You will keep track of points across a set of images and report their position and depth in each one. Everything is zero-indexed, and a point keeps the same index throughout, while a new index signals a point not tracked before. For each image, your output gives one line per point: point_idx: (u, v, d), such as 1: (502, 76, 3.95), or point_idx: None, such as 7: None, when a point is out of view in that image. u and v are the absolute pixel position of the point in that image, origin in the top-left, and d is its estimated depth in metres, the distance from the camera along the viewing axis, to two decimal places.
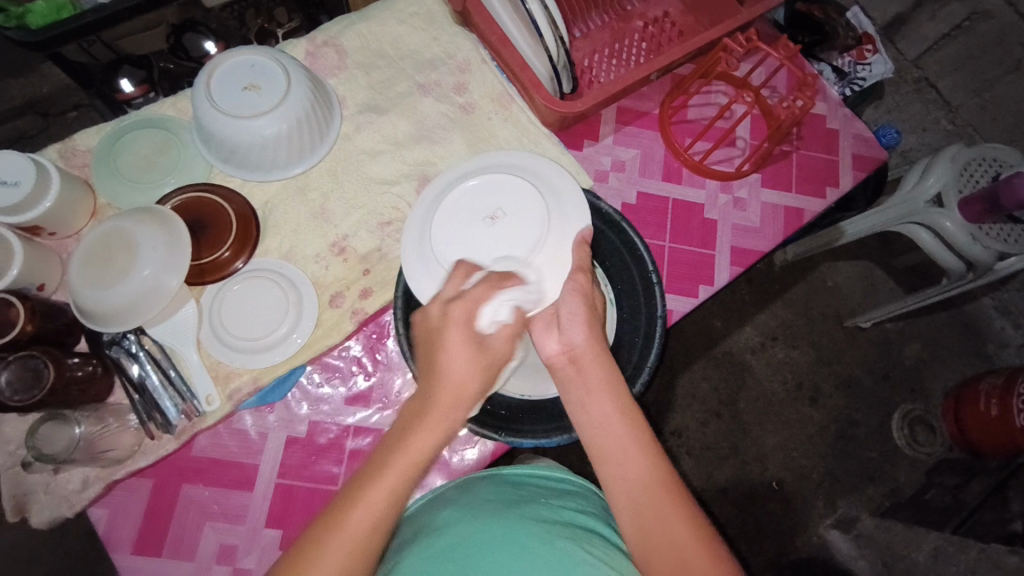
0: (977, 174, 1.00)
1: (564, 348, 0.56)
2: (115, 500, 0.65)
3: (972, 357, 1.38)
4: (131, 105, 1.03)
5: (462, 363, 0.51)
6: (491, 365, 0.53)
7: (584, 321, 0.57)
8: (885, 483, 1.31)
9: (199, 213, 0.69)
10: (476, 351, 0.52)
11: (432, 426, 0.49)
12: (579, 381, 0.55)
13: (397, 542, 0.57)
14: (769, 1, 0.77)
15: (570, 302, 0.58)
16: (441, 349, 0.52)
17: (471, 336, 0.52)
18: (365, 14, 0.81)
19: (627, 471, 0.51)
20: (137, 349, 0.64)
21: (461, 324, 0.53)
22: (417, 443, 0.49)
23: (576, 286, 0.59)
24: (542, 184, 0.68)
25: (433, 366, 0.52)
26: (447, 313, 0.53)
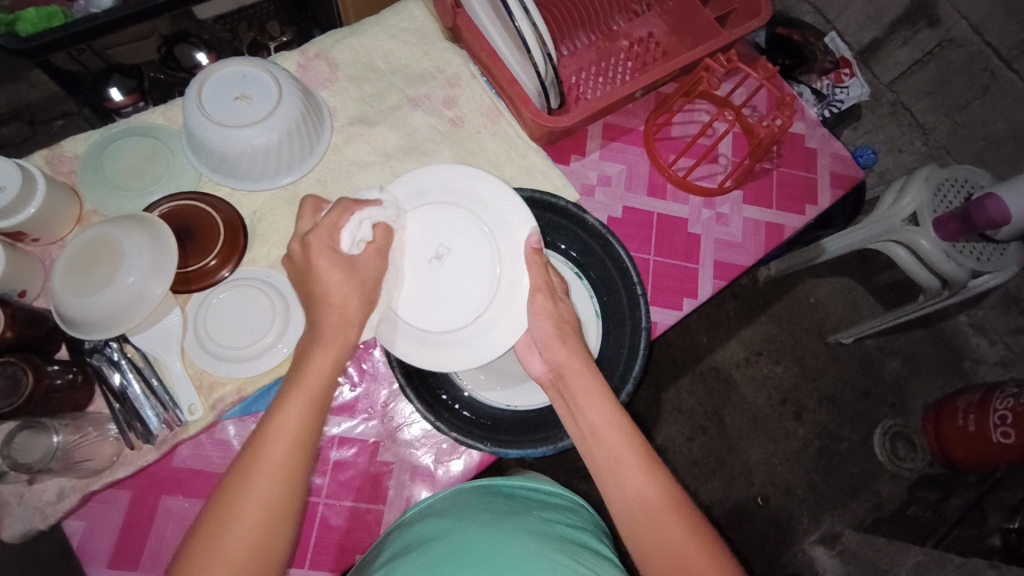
0: (951, 195, 1.03)
1: (549, 367, 0.61)
2: (92, 512, 0.64)
3: (949, 373, 1.41)
4: (122, 113, 1.05)
5: (346, 292, 0.56)
6: (364, 280, 0.58)
7: (568, 339, 0.60)
8: (867, 498, 1.32)
9: (185, 221, 0.69)
10: (351, 273, 0.57)
11: (325, 350, 0.54)
12: (568, 390, 0.58)
13: (386, 553, 0.56)
14: (749, 25, 0.80)
15: (538, 323, 0.62)
16: (318, 279, 0.56)
17: (336, 254, 0.56)
18: (357, 29, 0.83)
19: (631, 488, 0.52)
20: (120, 357, 0.63)
21: (324, 245, 0.56)
22: (318, 364, 0.53)
23: (538, 307, 0.62)
24: (481, 206, 0.67)
25: (314, 297, 0.56)
26: (309, 248, 0.56)
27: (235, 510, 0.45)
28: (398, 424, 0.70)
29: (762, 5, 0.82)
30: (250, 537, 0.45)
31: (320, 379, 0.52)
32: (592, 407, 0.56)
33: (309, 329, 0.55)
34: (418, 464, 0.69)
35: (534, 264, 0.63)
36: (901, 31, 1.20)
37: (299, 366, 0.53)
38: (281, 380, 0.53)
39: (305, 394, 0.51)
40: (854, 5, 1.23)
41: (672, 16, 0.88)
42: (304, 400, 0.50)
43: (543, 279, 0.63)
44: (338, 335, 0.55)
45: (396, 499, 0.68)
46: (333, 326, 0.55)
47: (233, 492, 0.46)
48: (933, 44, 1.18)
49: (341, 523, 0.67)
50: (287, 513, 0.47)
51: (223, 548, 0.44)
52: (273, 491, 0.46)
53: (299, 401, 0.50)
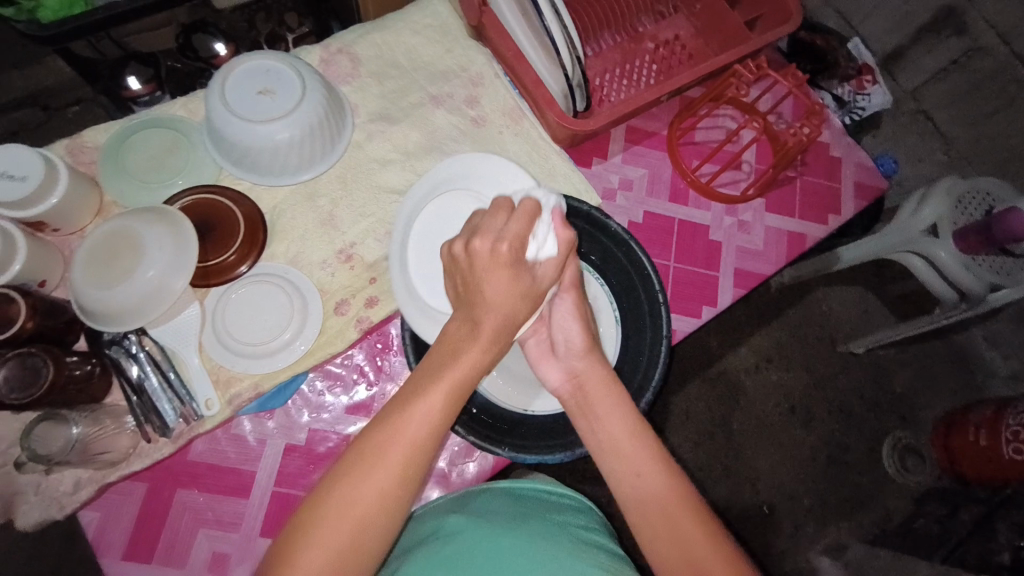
0: (972, 207, 1.01)
1: (568, 376, 0.58)
2: (107, 503, 0.64)
3: (961, 386, 1.40)
4: (138, 102, 1.03)
5: (510, 296, 0.47)
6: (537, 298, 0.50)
7: (582, 348, 0.58)
8: (875, 509, 1.32)
9: (205, 215, 0.68)
10: (512, 276, 0.47)
11: (438, 393, 0.46)
12: (593, 418, 0.55)
13: (401, 550, 0.57)
14: (778, 31, 0.79)
15: (568, 328, 0.58)
16: (480, 285, 0.47)
17: (497, 266, 0.47)
18: (380, 24, 0.82)
19: (670, 526, 0.49)
20: (138, 350, 0.63)
21: (488, 253, 0.47)
22: (466, 365, 0.47)
23: (567, 308, 0.59)
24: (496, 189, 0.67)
25: (480, 300, 0.47)
26: (496, 254, 0.47)
27: (369, 462, 0.44)
28: None
29: (794, 11, 0.80)
30: (367, 514, 0.44)
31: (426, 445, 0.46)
32: (622, 441, 0.53)
33: (425, 377, 0.47)
34: (432, 466, 0.69)
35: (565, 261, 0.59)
36: (926, 38, 1.13)
37: (394, 412, 0.46)
38: (374, 424, 0.46)
39: (477, 359, 0.47)
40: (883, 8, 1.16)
41: (699, 19, 0.87)
42: (449, 391, 0.46)
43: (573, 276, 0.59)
44: (501, 330, 0.48)
45: (409, 499, 0.68)
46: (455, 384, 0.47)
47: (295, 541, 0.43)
48: (958, 53, 1.10)
49: None
50: (403, 491, 0.45)
51: (335, 512, 0.44)
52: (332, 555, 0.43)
53: (469, 363, 0.47)
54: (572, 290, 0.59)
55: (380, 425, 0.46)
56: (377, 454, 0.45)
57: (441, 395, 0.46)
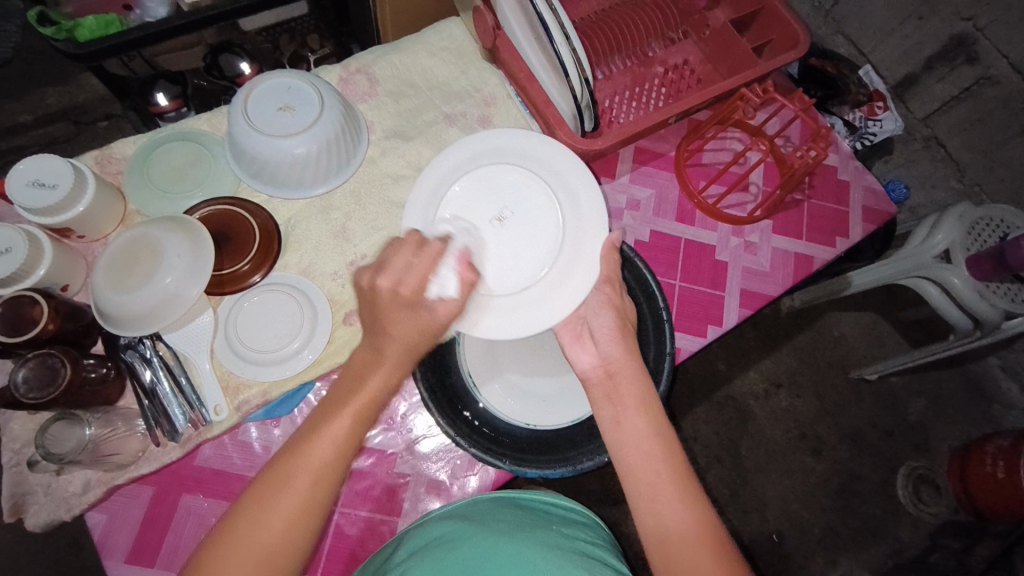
0: (985, 234, 1.01)
1: (600, 363, 0.58)
2: (113, 506, 0.65)
3: (977, 417, 1.36)
4: (163, 118, 1.07)
5: (407, 334, 0.49)
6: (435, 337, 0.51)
7: (615, 336, 0.59)
8: (889, 542, 1.28)
9: (223, 225, 0.71)
10: (413, 316, 0.49)
11: (317, 446, 0.47)
12: (622, 414, 0.54)
13: (403, 554, 0.56)
14: (786, 56, 0.80)
15: (601, 317, 0.61)
16: (385, 326, 0.49)
17: (398, 308, 0.49)
18: (398, 46, 0.85)
19: (684, 550, 0.48)
20: (152, 354, 0.65)
21: (392, 295, 0.49)
22: (374, 385, 0.49)
23: (603, 298, 0.62)
24: (553, 176, 0.69)
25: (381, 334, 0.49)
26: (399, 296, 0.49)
27: (279, 484, 0.46)
28: (415, 436, 0.70)
29: (802, 36, 0.82)
30: (277, 537, 0.45)
31: (287, 534, 0.45)
32: (645, 450, 0.52)
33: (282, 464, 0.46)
34: (434, 478, 0.69)
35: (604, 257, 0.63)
36: (937, 68, 1.12)
37: (305, 436, 0.47)
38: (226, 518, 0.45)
39: (382, 381, 0.49)
40: (890, 39, 1.15)
41: (709, 44, 0.89)
42: (357, 412, 0.48)
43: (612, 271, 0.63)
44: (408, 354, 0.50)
45: (410, 512, 0.68)
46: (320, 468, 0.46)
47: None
48: (970, 82, 1.09)
49: (354, 532, 0.67)
50: (314, 514, 0.46)
51: (243, 538, 0.44)
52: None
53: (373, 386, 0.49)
54: (611, 283, 0.63)
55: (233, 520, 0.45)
56: (287, 475, 0.46)
57: (351, 409, 0.48)
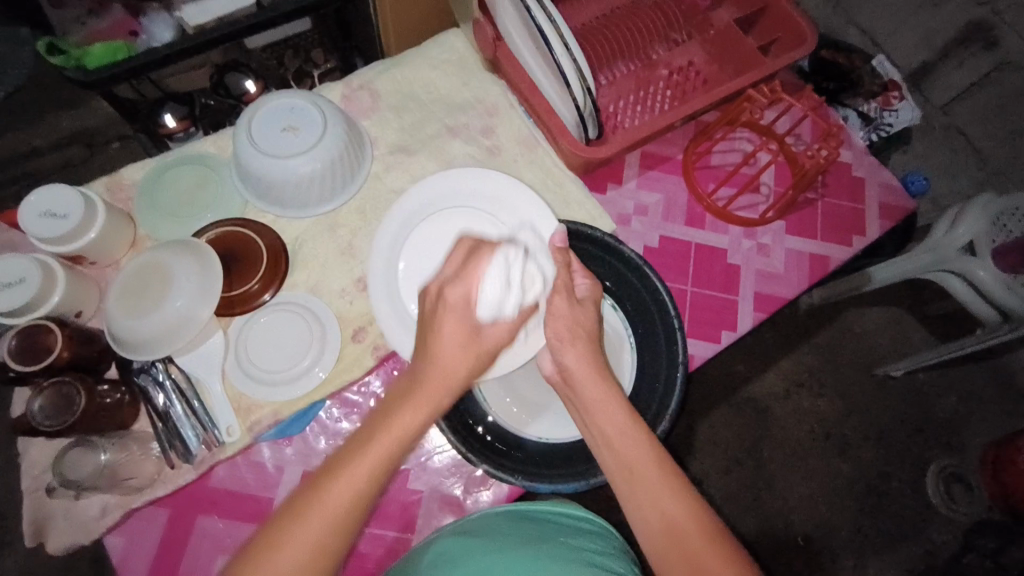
0: (1011, 224, 0.96)
1: (558, 369, 0.57)
2: (132, 528, 0.65)
3: (1010, 413, 1.31)
4: (174, 138, 1.10)
5: (456, 354, 0.51)
6: (481, 352, 0.53)
7: (579, 339, 0.57)
8: (921, 544, 1.24)
9: (231, 246, 0.71)
10: (471, 339, 0.52)
11: (393, 425, 0.47)
12: (587, 412, 0.54)
13: (415, 565, 0.57)
14: (794, 54, 0.79)
15: (553, 328, 0.58)
16: (435, 333, 0.51)
17: (463, 319, 0.52)
18: (399, 60, 0.85)
19: (678, 544, 0.47)
20: (164, 378, 0.66)
21: (452, 309, 0.52)
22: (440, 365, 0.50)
23: (553, 309, 0.58)
24: (494, 205, 0.72)
25: (429, 353, 0.51)
26: (444, 296, 0.53)
27: (354, 452, 0.45)
28: (428, 451, 0.70)
29: (808, 33, 0.80)
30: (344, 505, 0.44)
31: (402, 439, 0.47)
32: (621, 440, 0.51)
33: (411, 373, 0.51)
34: (448, 494, 0.69)
35: (557, 266, 0.60)
36: None
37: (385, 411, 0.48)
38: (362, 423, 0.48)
39: (460, 344, 0.51)
40: None
41: (714, 45, 0.88)
42: (427, 396, 0.49)
43: (564, 280, 0.59)
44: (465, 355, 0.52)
45: (424, 529, 0.68)
46: (433, 379, 0.50)
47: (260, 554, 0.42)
48: None
49: (368, 550, 0.67)
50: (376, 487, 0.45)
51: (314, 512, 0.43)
52: (296, 569, 0.42)
53: (455, 349, 0.51)
54: (560, 291, 0.59)
55: (362, 428, 0.47)
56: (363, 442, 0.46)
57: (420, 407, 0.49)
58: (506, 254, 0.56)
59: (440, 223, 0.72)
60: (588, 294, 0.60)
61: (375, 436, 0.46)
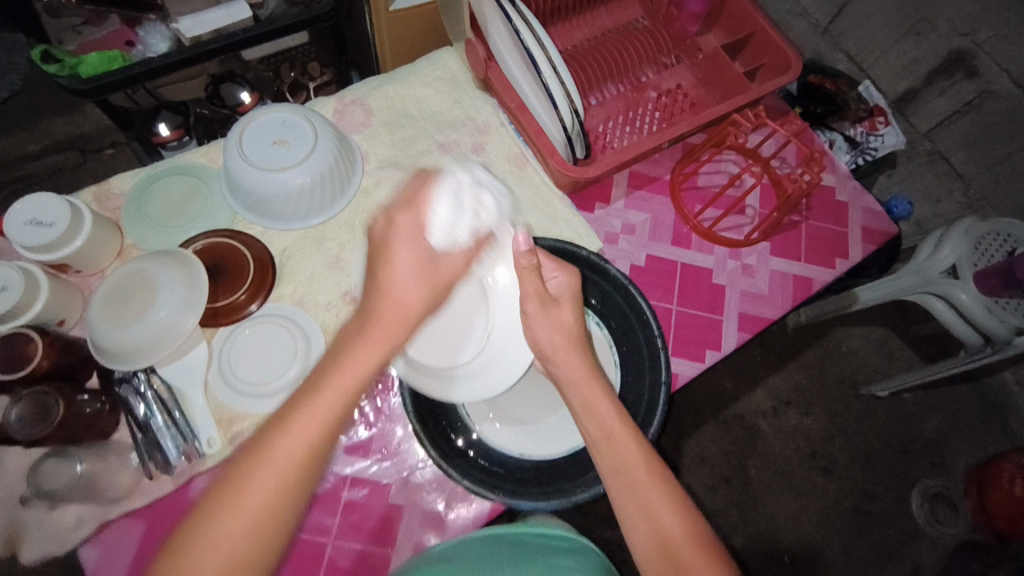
0: (992, 249, 0.98)
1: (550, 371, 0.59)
2: (106, 541, 0.64)
3: (991, 434, 1.32)
4: (167, 148, 1.09)
5: (413, 280, 0.50)
6: (441, 281, 0.52)
7: (569, 344, 0.58)
8: (905, 563, 1.24)
9: (217, 258, 0.71)
10: (423, 263, 0.51)
11: (336, 379, 0.45)
12: (585, 414, 0.55)
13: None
14: (779, 80, 0.80)
15: (546, 337, 0.59)
16: (388, 258, 0.50)
17: (419, 244, 0.51)
18: (392, 77, 0.86)
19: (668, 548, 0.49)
20: (146, 388, 0.65)
21: (409, 226, 0.51)
22: (391, 300, 0.48)
23: (535, 317, 0.59)
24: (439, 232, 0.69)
25: (378, 283, 0.49)
26: (393, 226, 0.51)
27: (294, 412, 0.44)
28: (410, 466, 0.70)
29: (793, 59, 0.82)
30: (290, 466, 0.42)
31: (349, 391, 0.45)
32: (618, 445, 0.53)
33: (360, 315, 0.49)
34: (429, 509, 0.68)
35: (527, 273, 0.57)
36: (937, 81, 1.09)
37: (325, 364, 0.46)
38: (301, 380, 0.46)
39: (417, 280, 0.50)
40: (889, 54, 1.12)
41: (700, 69, 0.90)
42: (374, 340, 0.47)
43: (536, 287, 0.59)
44: (411, 286, 0.50)
45: (404, 544, 0.67)
46: (385, 316, 0.48)
47: (235, 491, 0.42)
48: (971, 95, 1.06)
49: (346, 566, 0.66)
50: (323, 446, 0.44)
51: (253, 481, 0.42)
52: (238, 536, 0.41)
53: (411, 286, 0.49)
54: (535, 297, 0.59)
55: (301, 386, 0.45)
56: (305, 402, 0.44)
57: (366, 350, 0.47)
58: (452, 184, 0.57)
59: None
60: (559, 289, 0.61)
61: (319, 391, 0.44)
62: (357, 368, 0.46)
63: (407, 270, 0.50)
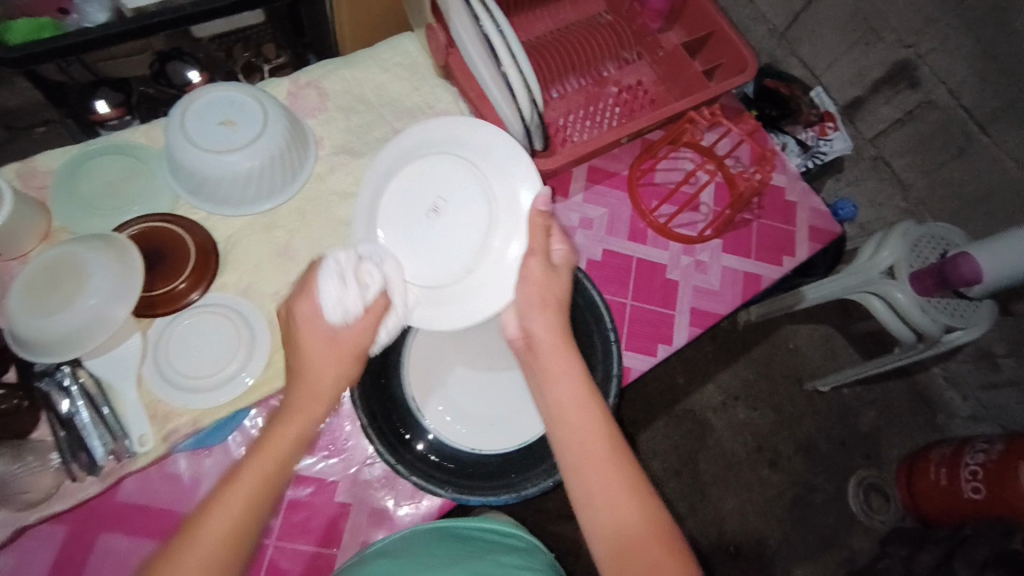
0: (927, 250, 1.03)
1: (523, 334, 0.58)
2: (23, 548, 0.61)
3: (921, 426, 1.40)
4: (105, 126, 1.03)
5: (321, 355, 0.51)
6: (347, 354, 0.52)
7: (551, 309, 0.57)
8: (841, 551, 1.31)
9: (156, 243, 0.68)
10: (331, 341, 0.51)
11: (267, 449, 0.48)
12: (547, 383, 0.53)
13: None
14: (735, 80, 0.82)
15: (525, 291, 0.58)
16: (297, 345, 0.52)
17: (319, 327, 0.51)
18: (349, 61, 0.83)
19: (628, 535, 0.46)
20: (71, 383, 0.59)
21: (308, 317, 0.52)
22: (314, 370, 0.51)
23: (528, 274, 0.58)
24: (486, 162, 0.68)
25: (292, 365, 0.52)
26: (292, 316, 0.52)
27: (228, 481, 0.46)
28: (359, 462, 0.68)
29: (749, 60, 0.84)
30: (221, 531, 0.44)
31: (278, 457, 0.47)
32: (578, 423, 0.51)
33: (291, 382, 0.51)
34: (378, 506, 0.67)
35: (538, 229, 0.60)
36: (883, 90, 1.13)
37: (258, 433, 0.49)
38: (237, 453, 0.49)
39: (332, 353, 0.51)
40: (840, 62, 1.17)
41: (661, 66, 0.91)
42: (303, 409, 0.50)
43: (542, 245, 0.60)
44: (329, 355, 0.51)
45: (350, 542, 0.66)
46: (303, 398, 0.50)
47: (169, 557, 0.43)
48: (912, 105, 1.10)
49: (289, 567, 0.64)
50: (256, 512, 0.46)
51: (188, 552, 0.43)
52: None
53: (328, 358, 0.51)
54: (538, 256, 0.59)
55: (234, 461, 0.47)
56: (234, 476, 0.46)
57: (296, 420, 0.49)
58: (338, 259, 0.54)
59: (421, 170, 0.69)
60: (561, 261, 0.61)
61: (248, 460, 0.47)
62: (289, 434, 0.49)
63: (328, 345, 0.51)
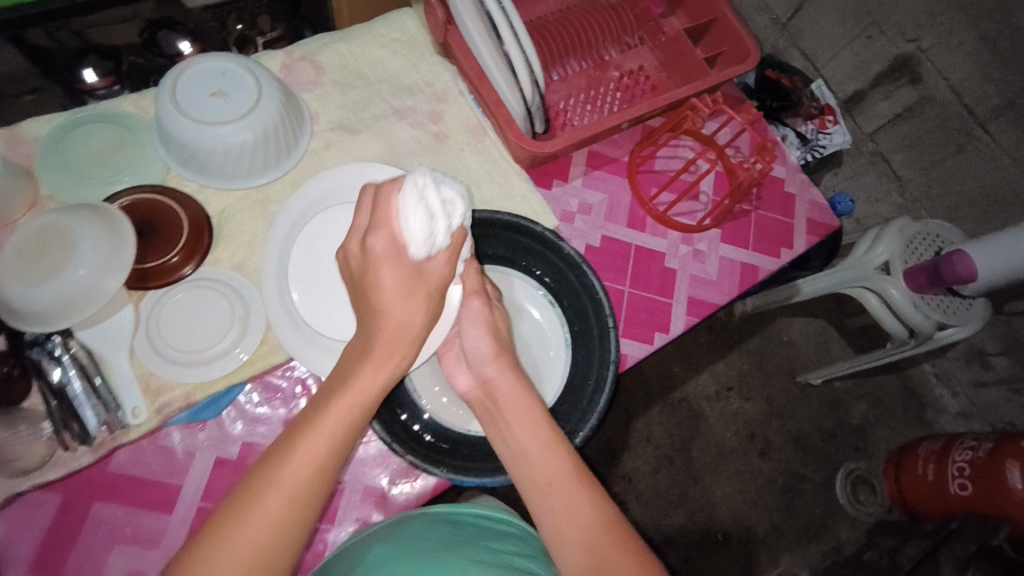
0: (922, 248, 1.04)
1: (477, 383, 0.58)
2: (16, 515, 0.60)
3: (910, 420, 1.40)
4: (94, 96, 0.99)
5: (401, 291, 0.49)
6: (430, 290, 0.51)
7: (491, 355, 0.57)
8: (827, 540, 1.33)
9: (147, 216, 0.66)
10: (412, 276, 0.50)
11: (343, 403, 0.46)
12: (505, 425, 0.53)
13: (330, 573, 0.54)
14: (738, 68, 0.81)
15: (475, 337, 0.59)
16: (374, 283, 0.49)
17: (400, 261, 0.50)
18: (346, 35, 0.81)
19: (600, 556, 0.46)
20: (62, 352, 0.60)
21: (383, 250, 0.50)
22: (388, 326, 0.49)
23: (474, 314, 0.59)
24: None
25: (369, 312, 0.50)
26: (366, 250, 0.50)
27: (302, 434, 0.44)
28: None
29: (751, 48, 0.82)
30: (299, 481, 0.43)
31: (355, 414, 0.46)
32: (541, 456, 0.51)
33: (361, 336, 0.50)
34: (371, 484, 0.67)
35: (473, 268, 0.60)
36: (884, 84, 1.12)
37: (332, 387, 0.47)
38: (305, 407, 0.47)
39: (416, 306, 0.50)
40: (842, 54, 1.15)
41: (663, 51, 0.89)
42: (379, 364, 0.48)
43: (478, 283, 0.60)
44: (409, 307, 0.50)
45: (344, 520, 0.66)
46: (383, 342, 0.49)
47: (230, 514, 0.41)
48: (912, 101, 1.10)
49: None
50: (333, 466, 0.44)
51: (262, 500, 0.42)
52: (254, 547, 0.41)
53: (411, 310, 0.50)
54: (479, 295, 0.60)
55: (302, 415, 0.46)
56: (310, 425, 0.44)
57: (369, 384, 0.47)
58: (416, 182, 0.52)
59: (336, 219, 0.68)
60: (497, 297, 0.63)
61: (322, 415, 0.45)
62: (365, 389, 0.47)
63: (408, 291, 0.50)
